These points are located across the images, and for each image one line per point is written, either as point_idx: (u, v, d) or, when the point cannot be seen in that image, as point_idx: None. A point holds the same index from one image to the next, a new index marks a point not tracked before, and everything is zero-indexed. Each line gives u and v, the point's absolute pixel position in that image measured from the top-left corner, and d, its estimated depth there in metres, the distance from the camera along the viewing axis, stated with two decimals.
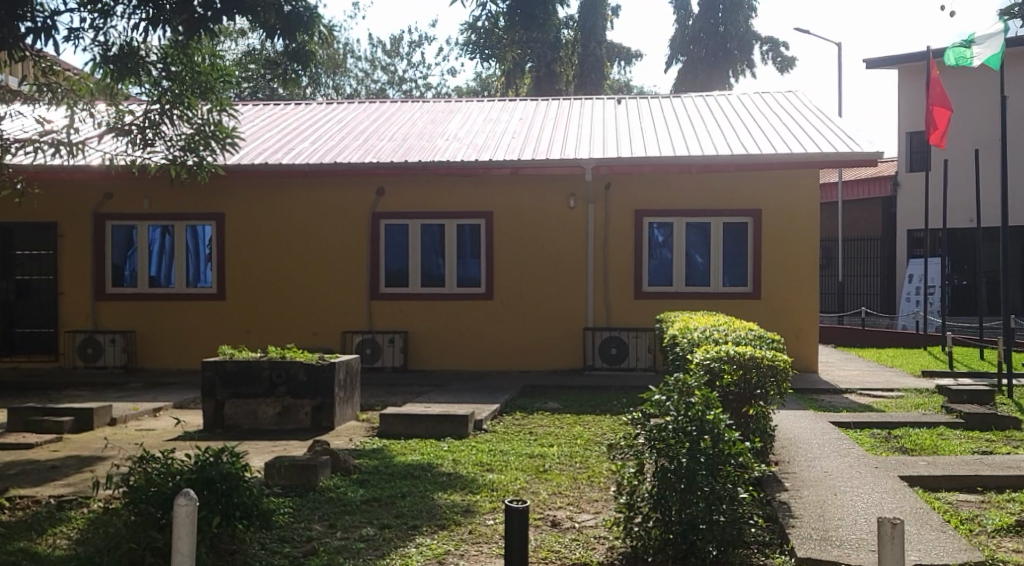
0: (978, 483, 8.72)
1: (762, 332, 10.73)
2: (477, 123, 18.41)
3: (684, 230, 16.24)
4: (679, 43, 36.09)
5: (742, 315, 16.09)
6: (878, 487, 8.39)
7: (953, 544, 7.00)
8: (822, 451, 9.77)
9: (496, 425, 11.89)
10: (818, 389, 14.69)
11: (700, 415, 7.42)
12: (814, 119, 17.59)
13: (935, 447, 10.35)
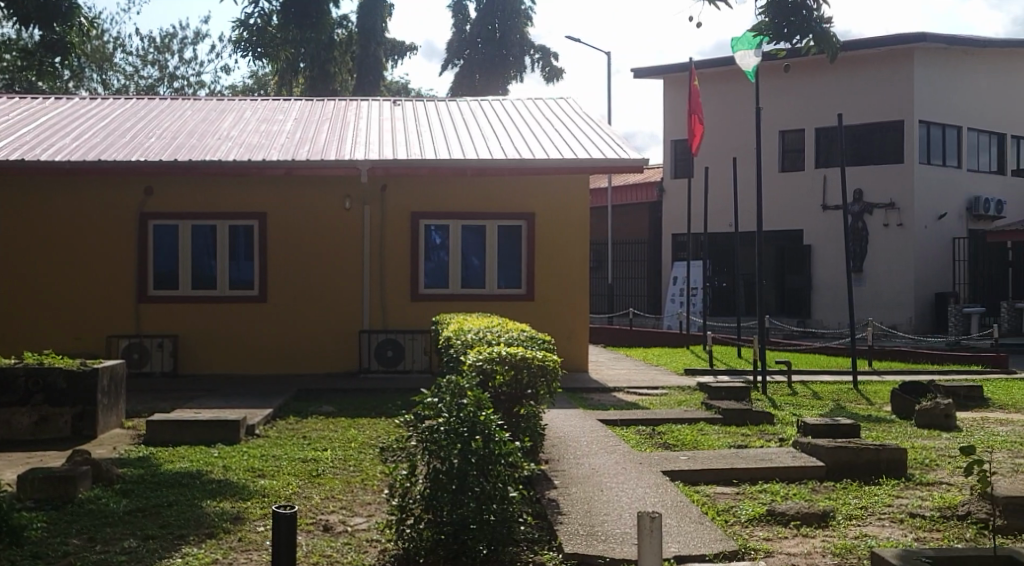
0: (733, 476, 9.14)
1: (533, 332, 10.95)
2: (250, 121, 18.08)
3: (460, 232, 16.37)
4: (456, 46, 36.42)
5: (515, 317, 16.38)
6: (642, 483, 8.69)
7: (710, 534, 7.31)
8: (591, 448, 10.04)
9: (269, 430, 11.70)
10: (588, 388, 15.08)
11: (472, 416, 7.49)
12: (584, 125, 18.08)
13: (696, 442, 10.81)
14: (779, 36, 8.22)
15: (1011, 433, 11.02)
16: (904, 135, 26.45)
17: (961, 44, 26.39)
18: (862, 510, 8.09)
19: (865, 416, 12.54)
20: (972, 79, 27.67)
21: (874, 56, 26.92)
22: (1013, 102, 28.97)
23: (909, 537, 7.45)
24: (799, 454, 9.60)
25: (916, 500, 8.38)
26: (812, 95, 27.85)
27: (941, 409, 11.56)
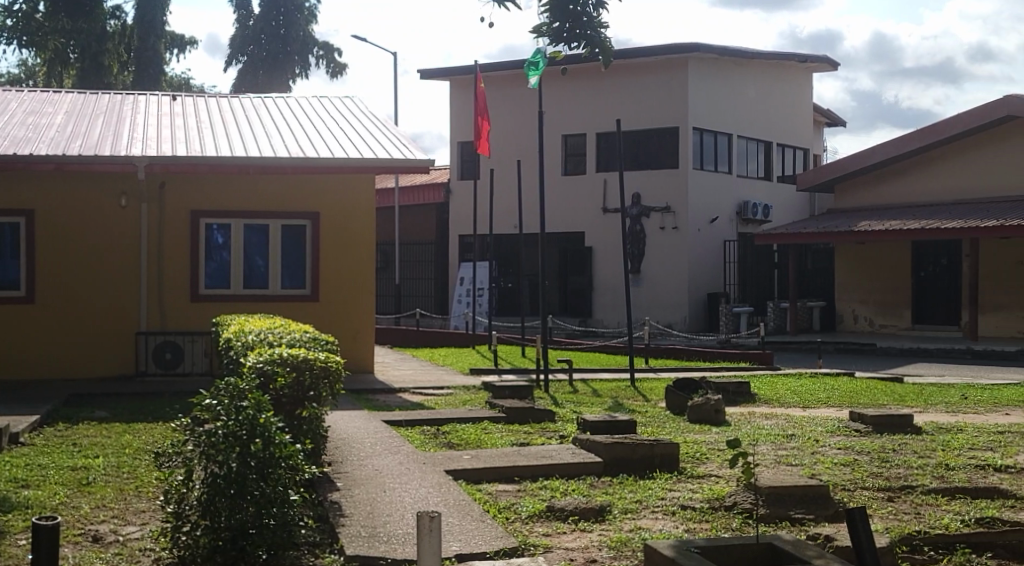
0: (515, 474, 9.27)
1: (315, 334, 10.83)
2: (17, 114, 17.23)
3: (242, 231, 16.04)
4: (239, 42, 35.68)
5: (298, 317, 16.19)
6: (425, 483, 8.72)
7: (491, 532, 7.40)
8: (374, 449, 10.02)
9: (35, 438, 11.18)
10: (372, 389, 15.04)
11: (252, 419, 7.23)
12: (369, 125, 18.00)
13: (478, 441, 10.93)
14: (556, 38, 7.32)
15: (776, 427, 11.59)
16: (679, 142, 27.45)
17: (732, 55, 27.55)
18: (636, 504, 8.35)
19: (641, 412, 12.95)
20: (741, 89, 28.95)
21: (651, 65, 27.83)
22: (780, 112, 30.47)
23: (680, 528, 7.72)
24: (578, 451, 9.84)
25: (687, 493, 8.70)
26: (593, 101, 28.56)
27: (711, 405, 12.04)
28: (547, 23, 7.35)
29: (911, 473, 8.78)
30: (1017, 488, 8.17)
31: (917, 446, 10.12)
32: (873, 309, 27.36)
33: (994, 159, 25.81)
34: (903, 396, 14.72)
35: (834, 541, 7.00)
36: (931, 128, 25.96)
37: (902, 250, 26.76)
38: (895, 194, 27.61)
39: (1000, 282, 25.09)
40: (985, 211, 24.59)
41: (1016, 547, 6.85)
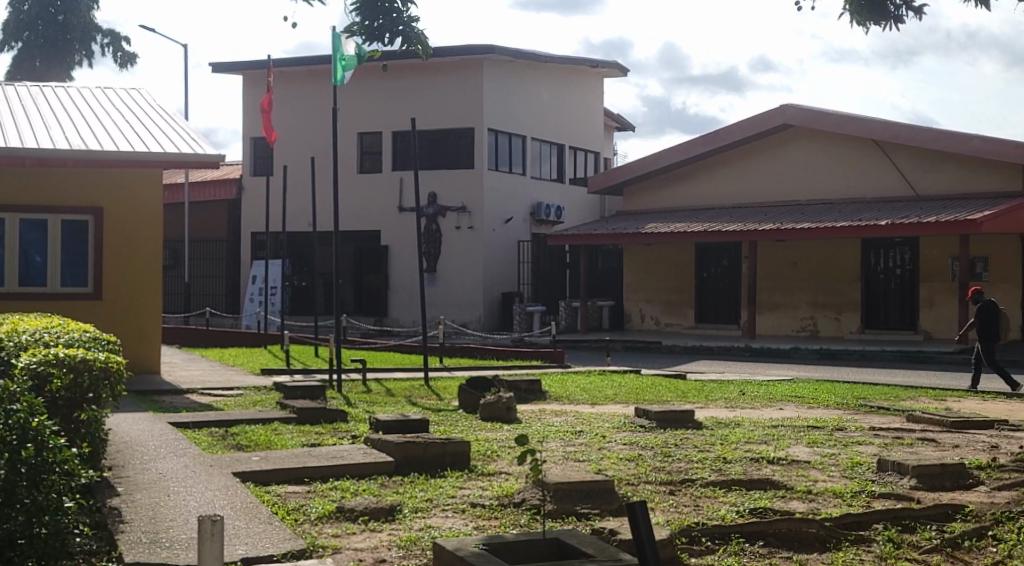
0: (305, 474, 9.14)
1: (94, 333, 10.42)
2: None
3: (17, 226, 15.27)
4: (13, 27, 35.78)
5: (79, 316, 15.56)
6: (212, 486, 8.51)
7: (279, 534, 7.29)
8: (159, 452, 9.72)
9: None
10: (158, 390, 14.61)
11: (22, 423, 6.60)
12: (158, 117, 17.50)
13: (268, 442, 10.74)
14: (370, 33, 7.72)
15: (565, 424, 11.79)
16: (474, 142, 27.68)
17: (525, 57, 27.92)
18: (427, 502, 8.37)
19: (433, 411, 12.99)
20: (535, 92, 29.43)
21: (446, 65, 27.96)
22: (572, 115, 31.10)
23: (469, 526, 7.77)
24: (370, 450, 9.79)
25: (477, 490, 8.77)
26: (388, 99, 28.50)
27: (503, 403, 12.19)
28: (358, 22, 7.73)
29: (691, 466, 9.10)
30: (788, 479, 8.57)
31: (697, 440, 10.48)
32: (659, 308, 28.26)
33: (772, 165, 27.02)
34: (686, 392, 15.21)
35: (617, 534, 7.19)
36: (715, 134, 26.99)
37: (687, 252, 27.73)
38: (681, 197, 28.58)
39: (776, 283, 26.29)
40: (762, 215, 25.72)
41: (787, 535, 7.17)
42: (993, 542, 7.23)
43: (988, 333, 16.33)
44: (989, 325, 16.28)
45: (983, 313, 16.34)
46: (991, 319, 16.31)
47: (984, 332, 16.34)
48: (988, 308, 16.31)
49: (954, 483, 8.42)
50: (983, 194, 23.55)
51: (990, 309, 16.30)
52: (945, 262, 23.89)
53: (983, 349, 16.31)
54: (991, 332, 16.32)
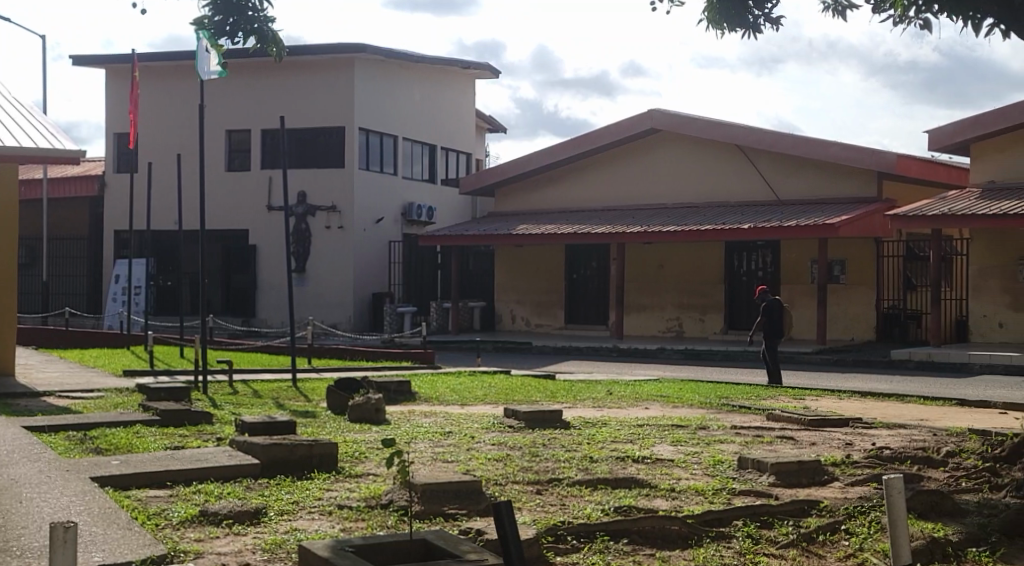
0: (168, 478, 8.93)
1: None
2: None
3: None
4: None
5: None
6: (68, 491, 8.27)
7: (138, 540, 7.13)
8: (12, 458, 9.40)
9: None
10: (14, 392, 14.14)
11: None
12: (14, 111, 16.91)
13: (129, 445, 10.48)
14: (222, 32, 9.28)
15: (434, 424, 11.79)
16: (345, 142, 27.48)
17: (396, 57, 27.81)
18: (292, 505, 8.26)
19: (300, 412, 12.87)
20: (406, 93, 29.34)
21: (316, 63, 27.69)
22: (443, 116, 31.08)
23: (336, 528, 7.70)
24: (235, 453, 9.63)
25: (344, 492, 8.72)
26: (257, 96, 28.08)
27: (371, 404, 12.14)
28: (210, 17, 9.29)
29: (558, 466, 9.18)
30: (652, 477, 8.72)
31: (565, 440, 10.59)
32: (529, 310, 28.47)
33: (639, 169, 27.47)
34: (554, 392, 15.38)
35: (483, 534, 7.21)
36: (585, 137, 27.30)
37: (557, 253, 28.00)
38: (550, 200, 28.87)
39: (643, 284, 26.77)
40: (630, 217, 26.10)
41: (650, 533, 7.28)
42: (846, 536, 7.47)
43: (771, 332, 17.20)
44: (771, 323, 17.13)
45: (768, 311, 17.19)
46: (775, 318, 17.14)
47: (768, 329, 17.20)
48: (773, 307, 17.14)
49: (811, 480, 8.67)
50: (841, 200, 24.27)
51: (774, 308, 17.16)
52: (804, 265, 24.53)
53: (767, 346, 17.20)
54: (775, 330, 17.17)
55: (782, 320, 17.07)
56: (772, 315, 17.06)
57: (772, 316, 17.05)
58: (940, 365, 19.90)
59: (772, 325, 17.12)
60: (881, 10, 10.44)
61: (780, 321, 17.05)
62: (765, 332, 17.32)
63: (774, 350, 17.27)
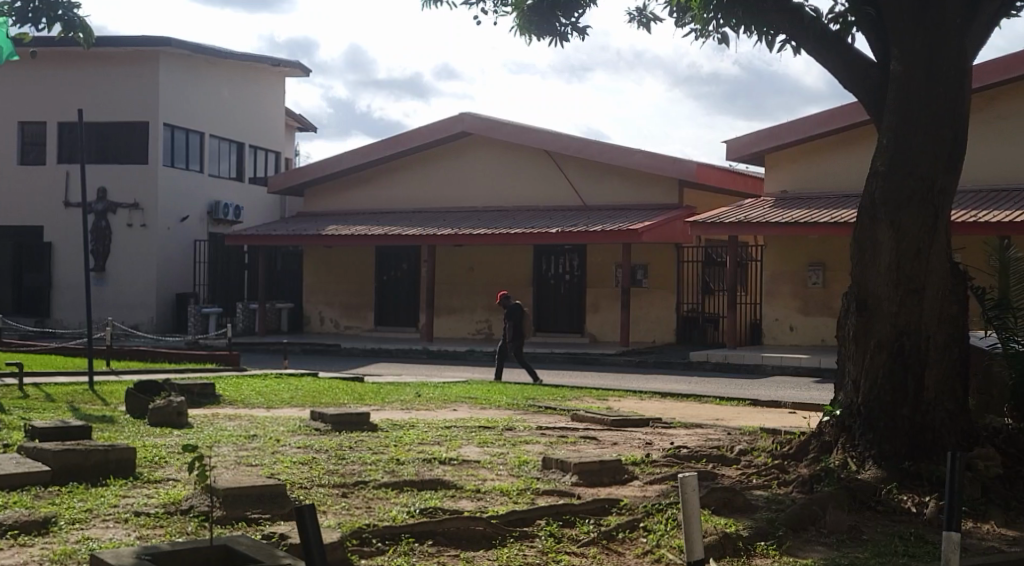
0: None
1: None
2: None
3: None
4: None
5: None
6: None
7: None
8: None
9: None
10: None
11: None
12: None
13: None
14: (25, 19, 9.21)
15: (238, 428, 11.59)
16: (149, 137, 26.67)
17: (203, 52, 27.17)
18: (85, 513, 7.98)
19: (97, 416, 12.42)
20: (213, 89, 28.69)
21: (119, 56, 26.82)
22: (252, 114, 30.50)
23: (131, 536, 7.47)
24: (24, 460, 9.22)
25: (141, 499, 8.47)
26: (54, 88, 26.99)
27: (174, 408, 11.80)
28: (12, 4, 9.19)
29: (364, 468, 9.16)
30: (457, 479, 8.78)
31: (371, 442, 10.55)
32: (338, 311, 28.27)
33: (449, 172, 27.62)
34: (362, 395, 15.31)
35: (287, 539, 7.13)
36: (397, 138, 27.27)
37: (367, 255, 27.91)
38: (360, 201, 28.77)
39: (454, 286, 26.97)
40: (441, 220, 26.20)
41: (454, 533, 7.34)
42: (644, 533, 7.68)
43: (515, 333, 18.02)
44: (515, 328, 17.96)
45: (510, 314, 17.98)
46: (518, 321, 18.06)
47: (512, 334, 18.04)
48: (515, 310, 18.07)
49: (611, 479, 8.89)
50: (646, 206, 24.95)
51: (516, 312, 18.01)
52: (608, 269, 25.11)
53: (510, 347, 18.00)
54: (518, 332, 18.03)
55: (525, 322, 18.05)
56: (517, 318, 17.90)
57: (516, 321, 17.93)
58: (736, 366, 20.69)
59: (518, 328, 17.96)
60: (682, 23, 10.81)
61: (524, 324, 17.96)
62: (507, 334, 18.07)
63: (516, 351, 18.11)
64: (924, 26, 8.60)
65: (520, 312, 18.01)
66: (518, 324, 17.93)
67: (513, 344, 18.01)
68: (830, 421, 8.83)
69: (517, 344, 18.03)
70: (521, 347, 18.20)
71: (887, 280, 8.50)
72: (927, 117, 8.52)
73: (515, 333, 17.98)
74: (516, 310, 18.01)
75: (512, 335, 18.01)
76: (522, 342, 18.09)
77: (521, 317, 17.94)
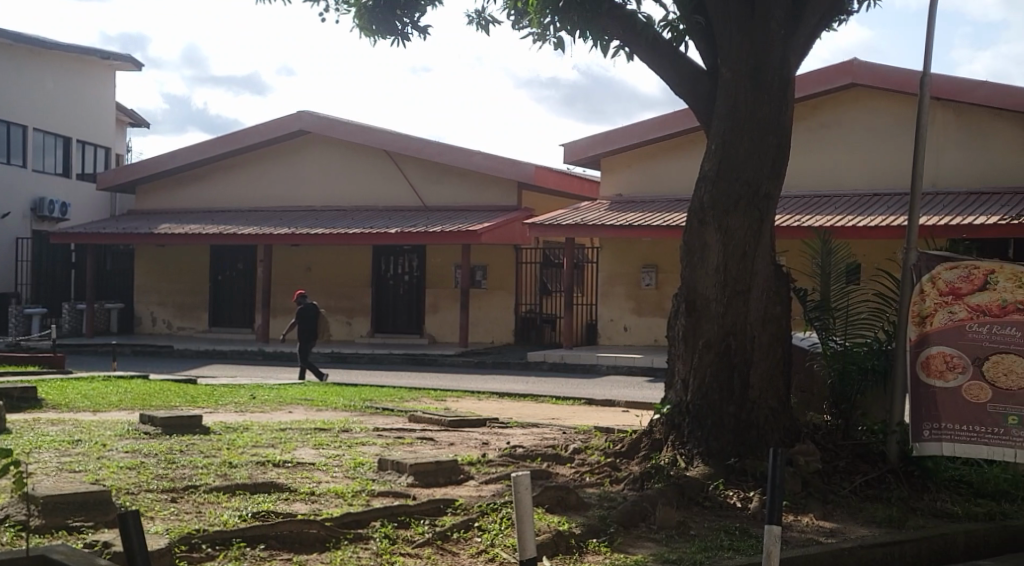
0: None
1: None
2: None
3: None
4: None
5: None
6: None
7: None
8: None
9: None
10: None
11: None
12: None
13: None
14: None
15: (62, 433, 11.19)
16: None
17: (25, 42, 26.12)
18: None
19: None
20: (37, 81, 27.70)
21: None
22: (78, 108, 29.49)
23: None
24: None
25: None
26: None
27: None
28: None
29: (195, 472, 8.95)
30: (291, 481, 8.68)
31: (202, 446, 10.33)
32: (171, 312, 27.60)
33: (286, 172, 27.24)
34: (195, 397, 14.96)
35: (110, 547, 6.92)
36: (232, 136, 26.76)
37: (200, 254, 27.32)
38: (193, 199, 28.14)
39: (290, 286, 26.61)
40: (278, 220, 25.83)
41: (288, 537, 7.24)
42: (478, 533, 7.72)
43: (308, 331, 18.09)
44: (308, 324, 18.04)
45: (304, 312, 18.12)
46: (312, 319, 18.17)
47: (304, 331, 18.13)
48: (310, 309, 18.21)
49: (447, 479, 8.91)
50: (485, 207, 25.08)
51: (310, 310, 18.15)
52: (447, 270, 25.14)
53: (303, 345, 18.06)
54: (311, 330, 18.12)
55: (319, 321, 18.15)
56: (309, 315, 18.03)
57: (312, 317, 18.05)
58: (572, 366, 20.99)
59: (309, 325, 18.06)
60: (520, 26, 10.91)
61: (316, 322, 18.06)
62: (302, 333, 18.15)
63: (309, 350, 18.15)
64: (750, 36, 8.89)
65: (313, 310, 18.14)
66: (310, 322, 18.05)
67: (305, 342, 18.07)
68: (660, 420, 9.04)
69: (310, 342, 18.09)
70: (315, 346, 18.23)
71: (714, 281, 8.75)
72: (753, 124, 8.80)
73: (307, 331, 18.07)
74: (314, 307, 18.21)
75: (304, 333, 18.10)
76: (315, 341, 18.15)
77: (314, 314, 18.08)
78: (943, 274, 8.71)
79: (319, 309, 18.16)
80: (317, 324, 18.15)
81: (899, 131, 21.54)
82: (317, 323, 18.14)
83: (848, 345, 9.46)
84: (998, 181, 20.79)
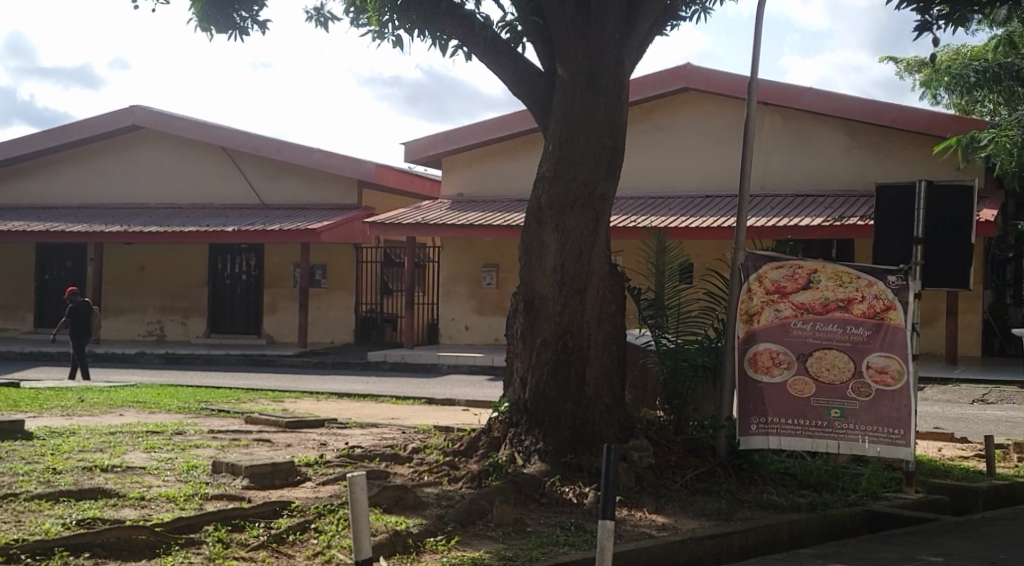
0: None
1: None
2: None
3: None
4: None
5: None
6: None
7: None
8: None
9: None
10: None
11: None
12: None
13: None
14: None
15: None
16: None
17: None
18: None
19: None
20: None
21: None
22: None
23: None
24: None
25: None
26: None
27: None
28: None
29: (15, 480, 8.59)
30: (119, 487, 8.42)
31: (26, 451, 9.95)
32: None
33: (118, 167, 26.46)
34: (18, 401, 14.39)
35: None
36: (60, 130, 25.84)
37: (26, 253, 26.34)
38: (19, 194, 27.11)
39: (123, 287, 25.95)
40: (109, 217, 25.03)
41: (115, 545, 7.04)
42: (315, 534, 7.62)
43: (79, 329, 17.97)
44: (79, 321, 17.94)
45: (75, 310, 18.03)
46: (82, 316, 18.07)
47: (76, 329, 17.97)
48: (81, 307, 18.12)
49: (284, 481, 8.77)
50: (325, 206, 24.81)
51: (81, 308, 18.07)
52: (286, 270, 24.77)
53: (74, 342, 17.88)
54: (82, 327, 17.99)
55: (91, 318, 18.07)
56: (80, 312, 17.97)
57: (83, 314, 17.97)
58: (412, 366, 20.95)
59: (81, 321, 17.95)
60: (359, 23, 10.85)
61: (87, 319, 17.97)
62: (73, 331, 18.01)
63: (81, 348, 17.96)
64: (585, 39, 9.05)
65: (84, 308, 18.07)
66: (82, 320, 17.96)
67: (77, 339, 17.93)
68: (499, 417, 9.09)
69: (82, 338, 17.94)
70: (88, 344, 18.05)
71: (552, 281, 8.85)
72: (588, 126, 8.94)
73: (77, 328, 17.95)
74: (86, 306, 18.20)
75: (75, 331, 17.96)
76: (87, 339, 18.01)
77: (84, 310, 18.01)
78: (770, 273, 8.98)
79: (91, 306, 18.10)
80: (89, 321, 18.05)
81: (730, 135, 22.17)
82: (88, 320, 18.06)
83: (680, 343, 9.69)
84: (823, 185, 21.58)
